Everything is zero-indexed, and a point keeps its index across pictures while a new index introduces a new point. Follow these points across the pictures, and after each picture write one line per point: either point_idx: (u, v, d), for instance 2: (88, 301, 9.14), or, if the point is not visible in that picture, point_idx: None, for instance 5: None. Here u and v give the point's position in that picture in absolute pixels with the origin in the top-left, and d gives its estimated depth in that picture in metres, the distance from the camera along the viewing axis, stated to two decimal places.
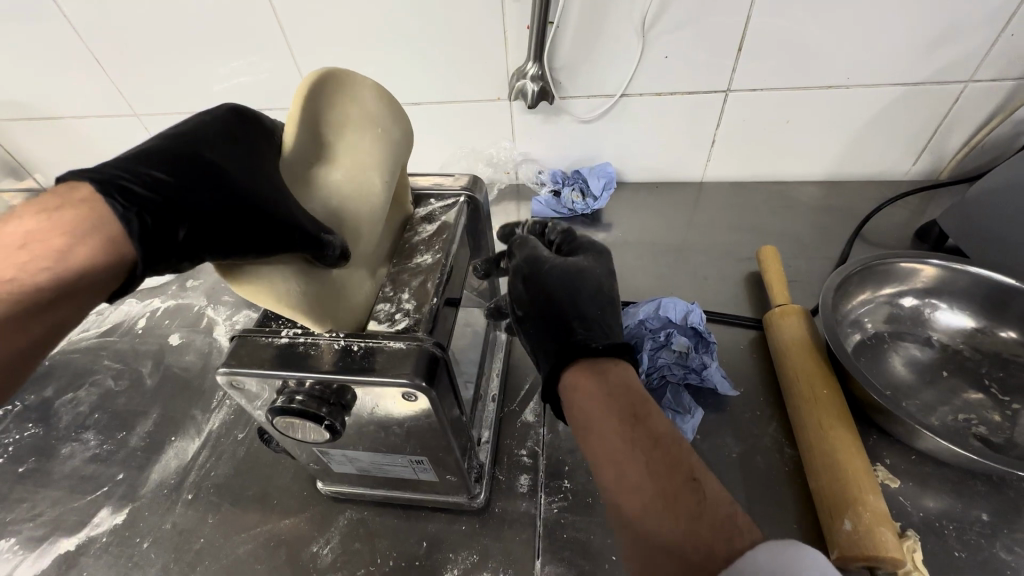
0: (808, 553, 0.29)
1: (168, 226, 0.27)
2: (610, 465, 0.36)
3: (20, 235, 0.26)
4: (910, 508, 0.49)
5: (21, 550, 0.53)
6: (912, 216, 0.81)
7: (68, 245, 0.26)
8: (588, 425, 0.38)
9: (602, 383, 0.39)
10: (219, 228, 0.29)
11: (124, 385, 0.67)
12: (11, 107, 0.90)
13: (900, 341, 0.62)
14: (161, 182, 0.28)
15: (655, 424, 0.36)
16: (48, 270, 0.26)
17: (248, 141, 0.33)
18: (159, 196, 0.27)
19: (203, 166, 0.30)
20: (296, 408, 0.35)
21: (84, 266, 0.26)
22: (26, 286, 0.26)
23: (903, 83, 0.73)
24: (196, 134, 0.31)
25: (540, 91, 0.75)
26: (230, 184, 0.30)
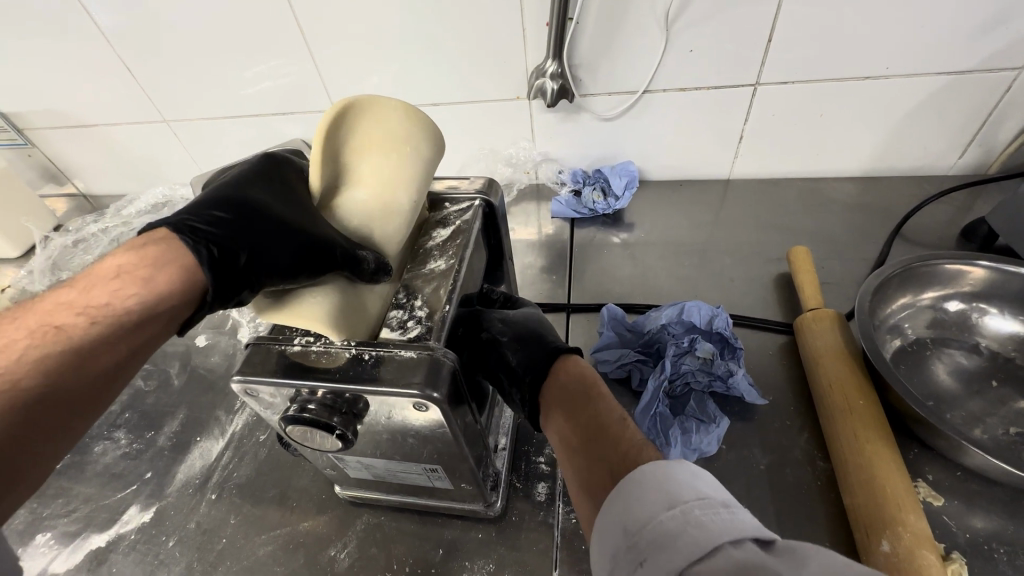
0: (688, 468, 0.31)
1: (229, 254, 0.31)
2: (563, 420, 0.38)
3: (114, 270, 0.31)
4: (955, 528, 0.46)
5: (56, 545, 0.55)
6: (957, 213, 0.76)
7: (152, 273, 0.31)
8: (551, 394, 0.40)
9: (564, 366, 0.41)
10: (268, 254, 0.33)
11: (153, 385, 0.69)
12: (50, 116, 0.93)
13: (944, 348, 0.58)
14: (222, 221, 0.33)
15: (604, 388, 0.39)
16: (132, 297, 0.31)
17: (281, 179, 0.38)
18: (218, 230, 0.32)
19: (252, 206, 0.35)
20: (308, 418, 0.35)
21: (161, 292, 0.31)
22: (113, 311, 0.31)
23: (948, 72, 0.69)
24: (240, 183, 0.36)
25: (560, 89, 0.74)
26: (274, 219, 0.35)
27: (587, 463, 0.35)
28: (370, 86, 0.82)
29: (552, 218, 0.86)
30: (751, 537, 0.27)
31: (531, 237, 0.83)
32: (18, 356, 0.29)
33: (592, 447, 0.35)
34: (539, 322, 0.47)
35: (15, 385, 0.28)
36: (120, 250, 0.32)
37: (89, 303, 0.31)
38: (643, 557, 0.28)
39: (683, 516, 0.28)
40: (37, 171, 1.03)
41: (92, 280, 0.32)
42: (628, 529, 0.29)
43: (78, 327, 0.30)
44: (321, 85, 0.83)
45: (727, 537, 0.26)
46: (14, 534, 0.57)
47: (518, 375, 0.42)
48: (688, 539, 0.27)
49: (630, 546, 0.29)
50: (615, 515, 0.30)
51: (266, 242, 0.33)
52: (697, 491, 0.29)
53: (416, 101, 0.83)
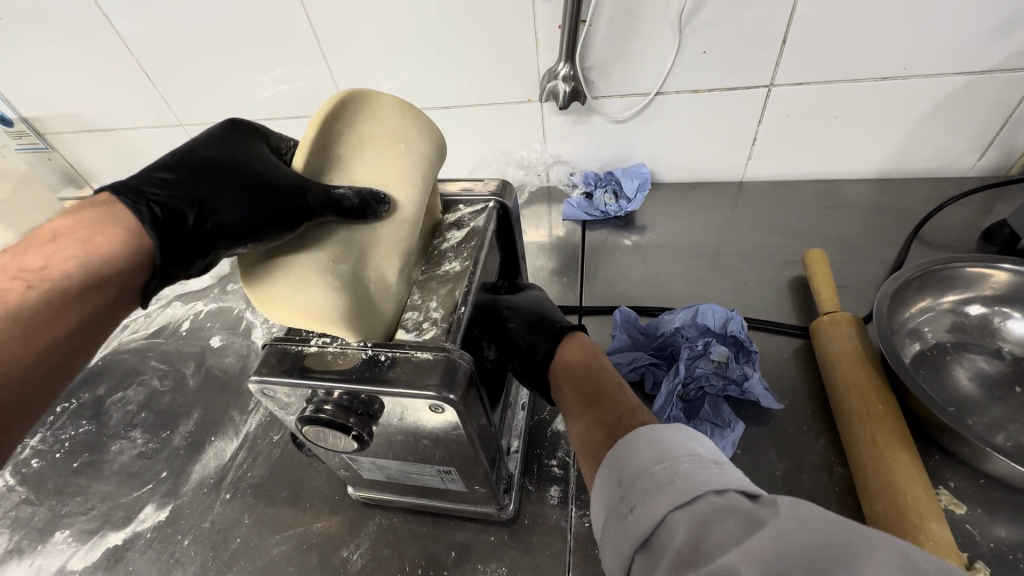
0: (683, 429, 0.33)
1: (175, 214, 0.31)
2: (565, 389, 0.41)
3: (52, 235, 0.31)
4: (978, 537, 0.45)
5: (74, 542, 0.56)
6: (977, 216, 0.75)
7: (90, 234, 0.30)
8: (554, 368, 0.42)
9: (567, 344, 0.43)
10: (220, 212, 0.32)
11: (169, 385, 0.70)
12: (70, 121, 0.95)
13: (965, 352, 0.57)
14: (169, 182, 0.32)
15: (604, 360, 0.42)
16: (71, 258, 0.30)
17: (243, 140, 0.37)
18: (165, 191, 0.31)
19: (206, 166, 0.34)
20: (325, 418, 0.35)
21: (103, 252, 0.30)
22: (51, 275, 0.30)
23: (968, 72, 0.68)
24: (197, 144, 0.35)
25: (572, 91, 0.74)
26: (227, 179, 0.34)
27: (587, 424, 0.39)
28: (382, 89, 0.82)
29: (563, 220, 0.86)
30: (736, 489, 0.28)
31: (542, 240, 0.83)
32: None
33: (592, 411, 0.39)
34: (546, 307, 0.47)
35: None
36: (56, 217, 0.31)
37: (26, 269, 0.30)
38: (633, 505, 0.30)
39: (672, 468, 0.30)
40: (57, 174, 1.05)
41: (29, 247, 0.31)
42: (622, 482, 0.31)
43: (16, 292, 0.29)
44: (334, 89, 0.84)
45: (710, 487, 0.28)
46: (34, 531, 0.57)
47: (529, 356, 0.43)
48: (671, 488, 0.29)
49: (622, 496, 0.31)
50: (610, 468, 0.33)
51: (218, 202, 0.33)
52: (689, 449, 0.31)
53: (428, 104, 0.83)
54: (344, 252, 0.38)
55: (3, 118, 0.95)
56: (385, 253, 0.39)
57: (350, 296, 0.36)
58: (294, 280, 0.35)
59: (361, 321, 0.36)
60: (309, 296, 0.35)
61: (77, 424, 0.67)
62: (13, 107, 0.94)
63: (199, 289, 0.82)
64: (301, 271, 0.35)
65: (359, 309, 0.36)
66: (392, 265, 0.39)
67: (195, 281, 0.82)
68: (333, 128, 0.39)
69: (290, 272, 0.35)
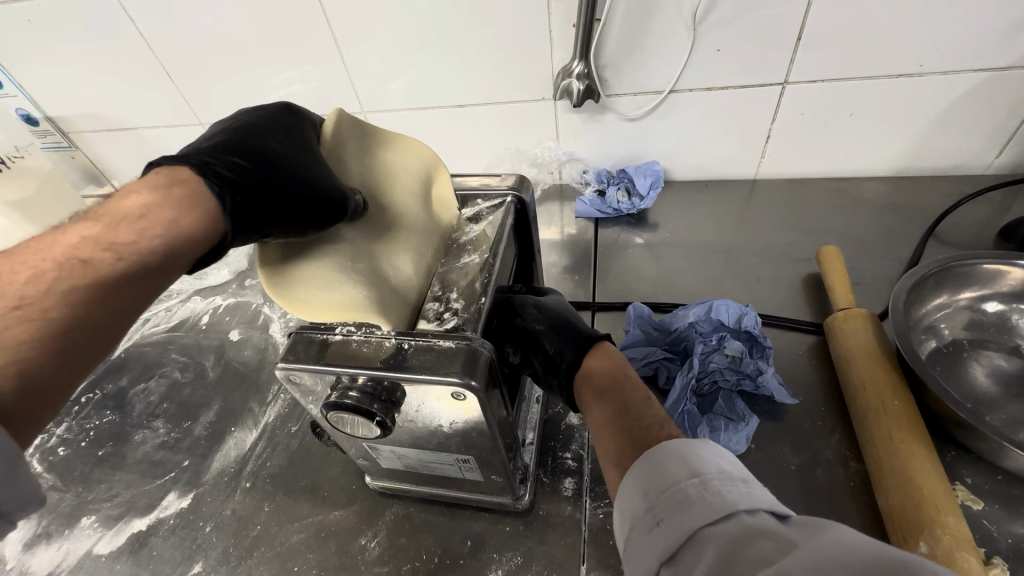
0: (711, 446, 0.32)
1: (249, 201, 0.31)
2: (591, 400, 0.40)
3: (138, 205, 0.30)
4: (996, 533, 0.45)
5: (100, 527, 0.57)
6: (994, 213, 0.74)
7: (177, 214, 0.30)
8: (580, 378, 0.41)
9: (596, 353, 0.42)
10: (285, 200, 0.33)
11: (189, 377, 0.72)
12: (92, 120, 0.98)
13: (983, 349, 0.57)
14: (238, 167, 0.32)
15: (632, 373, 0.41)
16: (157, 235, 0.29)
17: (298, 127, 0.38)
18: (240, 177, 0.32)
19: (268, 152, 0.34)
20: (349, 404, 0.36)
21: (186, 232, 0.30)
22: (139, 249, 0.29)
23: (985, 68, 0.67)
24: (258, 124, 0.35)
25: (586, 89, 0.74)
26: (285, 167, 0.34)
27: (611, 437, 0.37)
28: (396, 87, 0.84)
29: (576, 218, 0.86)
30: (766, 509, 0.28)
31: (554, 237, 0.84)
32: (47, 285, 0.28)
33: (619, 421, 0.37)
34: (570, 311, 0.47)
35: (45, 315, 0.27)
36: (138, 186, 0.30)
37: (114, 239, 0.29)
38: (660, 518, 0.30)
39: (702, 484, 0.30)
40: (79, 172, 1.07)
41: (114, 215, 0.30)
42: (647, 494, 0.31)
43: (106, 262, 0.29)
44: (350, 88, 0.85)
45: (742, 506, 0.28)
46: (61, 517, 0.59)
47: (555, 363, 0.43)
48: (707, 506, 0.28)
49: (648, 509, 0.31)
50: (636, 479, 0.32)
51: (281, 189, 0.33)
52: (717, 465, 0.31)
53: (442, 103, 0.84)
54: (360, 254, 0.38)
55: (29, 118, 0.98)
56: (399, 253, 0.40)
57: (370, 291, 0.37)
58: (317, 282, 0.36)
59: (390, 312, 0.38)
60: (336, 295, 0.36)
61: (102, 414, 0.69)
62: (39, 107, 0.96)
63: (218, 284, 0.84)
64: (323, 273, 0.36)
65: (383, 302, 0.37)
66: (408, 266, 0.40)
67: (214, 276, 0.84)
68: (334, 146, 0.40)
69: (311, 273, 0.36)
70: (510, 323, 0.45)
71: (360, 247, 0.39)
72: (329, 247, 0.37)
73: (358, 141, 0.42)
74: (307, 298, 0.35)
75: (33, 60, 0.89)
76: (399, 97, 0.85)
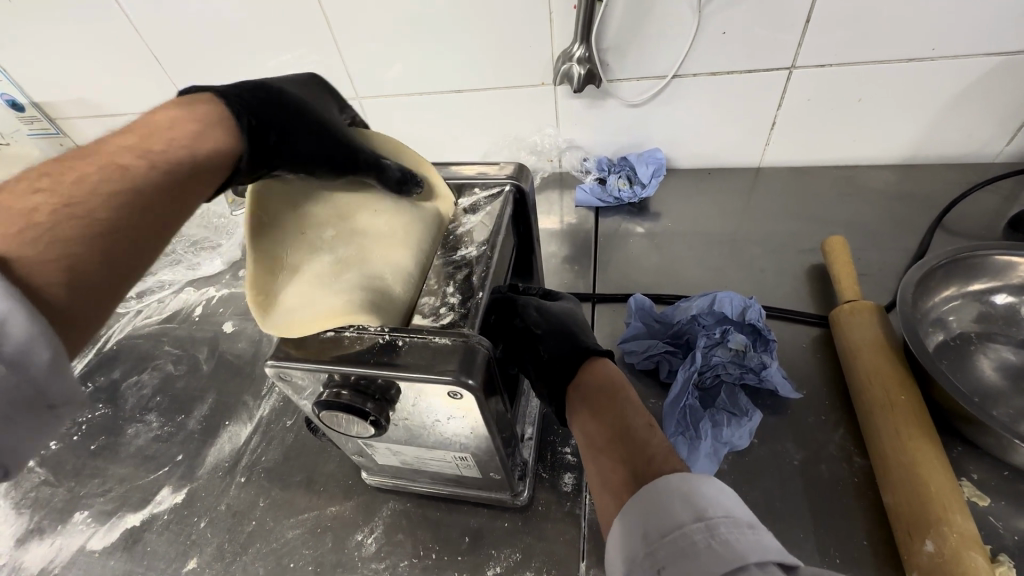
0: (717, 487, 0.31)
1: (263, 129, 0.34)
2: (586, 415, 0.39)
3: (168, 119, 0.32)
4: (1002, 529, 0.44)
5: (93, 523, 0.57)
6: (1003, 203, 0.73)
7: (200, 128, 0.32)
8: (573, 391, 0.40)
9: (590, 368, 0.41)
10: (300, 138, 0.36)
11: (183, 369, 0.70)
12: (80, 106, 0.95)
13: (991, 342, 0.55)
14: (260, 99, 0.35)
15: (631, 390, 0.39)
16: (182, 146, 0.31)
17: (327, 96, 0.42)
18: (260, 109, 0.35)
19: (293, 98, 0.37)
20: (342, 403, 0.35)
21: (208, 146, 0.32)
22: (167, 158, 0.32)
23: (1000, 52, 0.65)
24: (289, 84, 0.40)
25: (587, 74, 0.72)
26: (312, 114, 0.38)
27: (608, 459, 0.36)
28: (392, 73, 0.81)
29: (576, 207, 0.85)
30: (775, 560, 0.27)
31: (553, 226, 0.82)
32: (92, 188, 0.30)
33: (615, 447, 0.36)
34: (575, 317, 0.46)
35: (88, 215, 0.29)
36: (168, 106, 0.33)
37: (148, 148, 0.32)
38: (662, 565, 0.29)
39: (708, 531, 0.28)
40: None
41: (148, 131, 0.32)
42: (647, 536, 0.30)
43: (140, 169, 0.31)
44: (344, 73, 0.82)
45: (751, 558, 0.27)
46: (54, 512, 0.58)
47: (549, 368, 0.42)
48: (712, 556, 0.27)
49: (648, 552, 0.30)
50: (636, 517, 0.31)
51: (299, 131, 0.36)
52: (724, 508, 0.29)
53: (439, 89, 0.82)
54: (351, 263, 0.38)
55: (15, 104, 0.95)
56: (389, 255, 0.40)
57: (365, 292, 0.37)
58: (309, 297, 0.36)
59: (382, 311, 0.36)
60: (331, 304, 0.36)
61: (94, 407, 0.68)
62: (25, 92, 0.93)
63: (211, 275, 0.82)
64: (312, 286, 0.36)
65: (376, 304, 0.36)
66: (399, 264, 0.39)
67: (206, 267, 0.82)
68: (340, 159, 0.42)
69: (304, 285, 0.36)
70: (510, 321, 0.44)
71: (344, 258, 0.39)
72: (310, 261, 0.37)
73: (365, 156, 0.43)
74: (303, 316, 0.36)
75: (16, 44, 0.86)
76: (394, 82, 0.82)
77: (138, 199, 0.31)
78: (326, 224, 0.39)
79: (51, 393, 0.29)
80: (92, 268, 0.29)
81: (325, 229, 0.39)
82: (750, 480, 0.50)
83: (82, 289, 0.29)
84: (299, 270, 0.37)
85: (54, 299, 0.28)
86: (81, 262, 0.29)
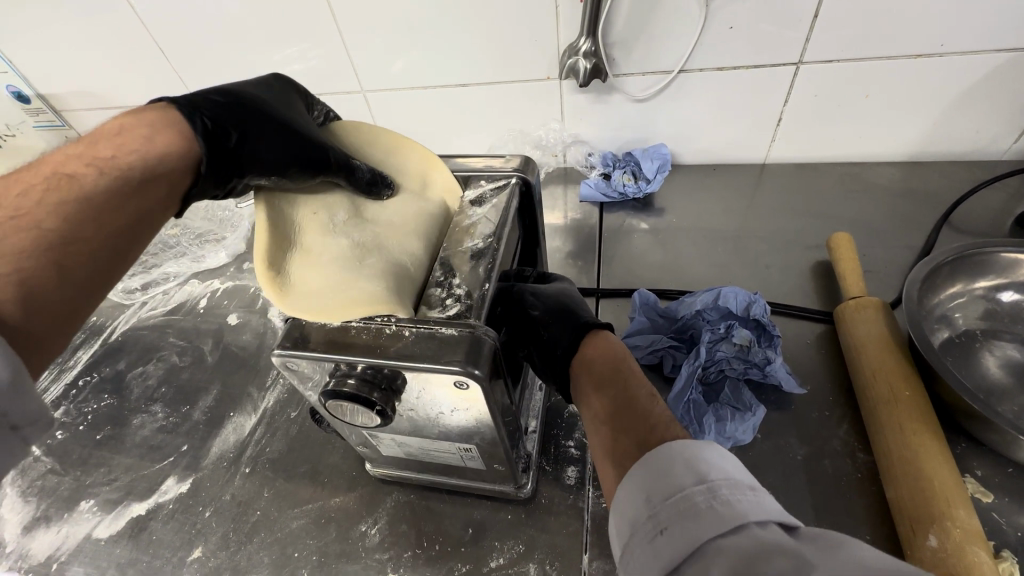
0: (718, 452, 0.31)
1: (221, 131, 0.32)
2: (590, 390, 0.38)
3: (118, 126, 0.32)
4: (1006, 526, 0.44)
5: (98, 511, 0.57)
6: (1009, 200, 0.72)
7: (154, 131, 0.32)
8: (578, 367, 0.40)
9: (592, 342, 0.41)
10: (261, 139, 0.34)
11: (188, 361, 0.71)
12: (85, 98, 0.95)
13: (996, 339, 0.55)
14: (216, 101, 0.33)
15: (633, 364, 0.39)
16: (134, 151, 0.31)
17: (288, 94, 0.40)
18: (216, 110, 0.33)
19: (255, 100, 0.36)
20: (348, 392, 0.35)
21: (161, 150, 0.31)
22: (118, 164, 0.31)
23: (1009, 48, 0.65)
24: (249, 86, 0.37)
25: (592, 69, 0.72)
26: (274, 115, 0.36)
27: (612, 430, 0.36)
28: (398, 66, 0.81)
29: (580, 202, 0.85)
30: (775, 520, 0.27)
31: (558, 221, 0.82)
32: (40, 199, 0.30)
33: (619, 419, 0.36)
34: (574, 298, 0.46)
35: (37, 228, 0.29)
36: (121, 112, 0.33)
37: (97, 155, 0.32)
38: (664, 526, 0.29)
39: (710, 492, 0.28)
40: None
41: (99, 136, 0.32)
42: (651, 499, 0.30)
43: (90, 178, 0.31)
44: (349, 66, 0.82)
45: (753, 518, 0.27)
46: (60, 500, 0.59)
47: (551, 349, 0.41)
48: (715, 515, 0.27)
49: (650, 515, 0.29)
50: (639, 481, 0.31)
51: (260, 132, 0.34)
52: (725, 472, 0.30)
53: (444, 83, 0.82)
54: (366, 249, 0.38)
55: (20, 95, 0.95)
56: (401, 245, 0.40)
57: (388, 280, 0.37)
58: (326, 278, 0.35)
59: (406, 299, 0.36)
60: (355, 292, 0.35)
61: (100, 398, 0.68)
62: (31, 84, 0.93)
63: (216, 267, 0.83)
64: (327, 267, 0.36)
65: (398, 295, 0.36)
66: (410, 256, 0.40)
67: (211, 259, 0.82)
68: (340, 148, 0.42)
69: (319, 272, 0.35)
70: (513, 308, 0.43)
71: (360, 242, 0.38)
72: (324, 242, 0.37)
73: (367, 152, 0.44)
74: (320, 298, 0.35)
75: (22, 35, 0.85)
76: (399, 76, 0.82)
77: (95, 208, 0.31)
78: (340, 209, 0.39)
79: (13, 415, 0.28)
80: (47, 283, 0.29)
81: (338, 216, 0.38)
82: (753, 475, 0.50)
83: (38, 307, 0.29)
84: (313, 251, 0.36)
85: (10, 320, 0.28)
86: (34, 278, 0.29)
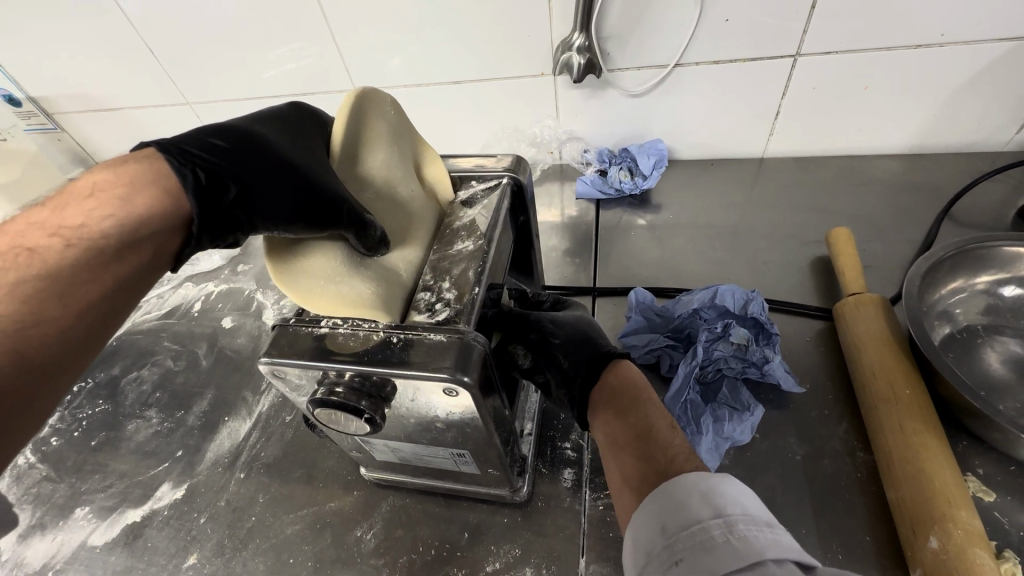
0: (739, 487, 0.30)
1: (217, 185, 0.30)
2: (610, 415, 0.38)
3: (124, 184, 0.29)
4: (1008, 525, 0.43)
5: (94, 519, 0.57)
6: (1011, 192, 0.71)
7: (132, 191, 0.29)
8: (596, 392, 0.40)
9: (615, 369, 0.41)
10: (262, 196, 0.31)
11: (182, 365, 0.70)
12: (78, 101, 0.94)
13: (998, 335, 0.55)
14: (219, 150, 0.31)
15: (653, 393, 0.39)
16: (108, 217, 0.29)
17: (300, 126, 0.36)
18: (218, 160, 0.30)
19: (262, 143, 0.33)
20: (336, 401, 0.34)
21: (147, 213, 0.29)
22: (88, 233, 0.29)
23: (1010, 38, 0.63)
24: (259, 124, 0.35)
25: (586, 64, 0.71)
26: (303, 173, 0.32)
27: (629, 457, 0.35)
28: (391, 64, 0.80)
29: (576, 199, 0.84)
30: (792, 558, 0.26)
31: (554, 219, 0.81)
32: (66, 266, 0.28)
33: (637, 445, 0.35)
34: (592, 324, 0.45)
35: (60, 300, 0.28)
36: (130, 170, 0.30)
37: (114, 214, 0.29)
38: (679, 557, 0.28)
39: (727, 527, 0.28)
40: (66, 155, 1.04)
41: (97, 198, 0.29)
42: (667, 529, 0.30)
43: (52, 250, 0.29)
44: (341, 66, 0.81)
45: (768, 553, 0.26)
46: (55, 508, 0.58)
47: (569, 376, 0.41)
48: (730, 551, 0.27)
49: (666, 545, 0.29)
50: (654, 510, 0.31)
51: (265, 188, 0.31)
52: (742, 506, 0.29)
53: (437, 81, 0.81)
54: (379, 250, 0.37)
55: (11, 99, 0.94)
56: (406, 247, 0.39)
57: (381, 286, 0.36)
58: (333, 269, 0.34)
59: (393, 305, 0.36)
60: (351, 290, 0.34)
61: (94, 403, 0.68)
62: (23, 88, 0.92)
63: (210, 270, 0.82)
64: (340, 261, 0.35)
65: (389, 299, 0.36)
66: (409, 261, 0.39)
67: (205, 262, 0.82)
68: (388, 124, 0.40)
69: (324, 262, 0.34)
70: (522, 336, 0.43)
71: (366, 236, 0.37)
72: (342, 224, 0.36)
73: (408, 137, 0.42)
74: (321, 284, 0.34)
75: (12, 40, 0.85)
76: (392, 75, 0.81)
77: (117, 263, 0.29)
78: (369, 185, 0.39)
79: None
80: (32, 349, 0.27)
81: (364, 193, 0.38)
82: (751, 474, 0.49)
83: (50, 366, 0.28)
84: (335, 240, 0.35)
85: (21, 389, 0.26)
86: (32, 346, 0.27)
